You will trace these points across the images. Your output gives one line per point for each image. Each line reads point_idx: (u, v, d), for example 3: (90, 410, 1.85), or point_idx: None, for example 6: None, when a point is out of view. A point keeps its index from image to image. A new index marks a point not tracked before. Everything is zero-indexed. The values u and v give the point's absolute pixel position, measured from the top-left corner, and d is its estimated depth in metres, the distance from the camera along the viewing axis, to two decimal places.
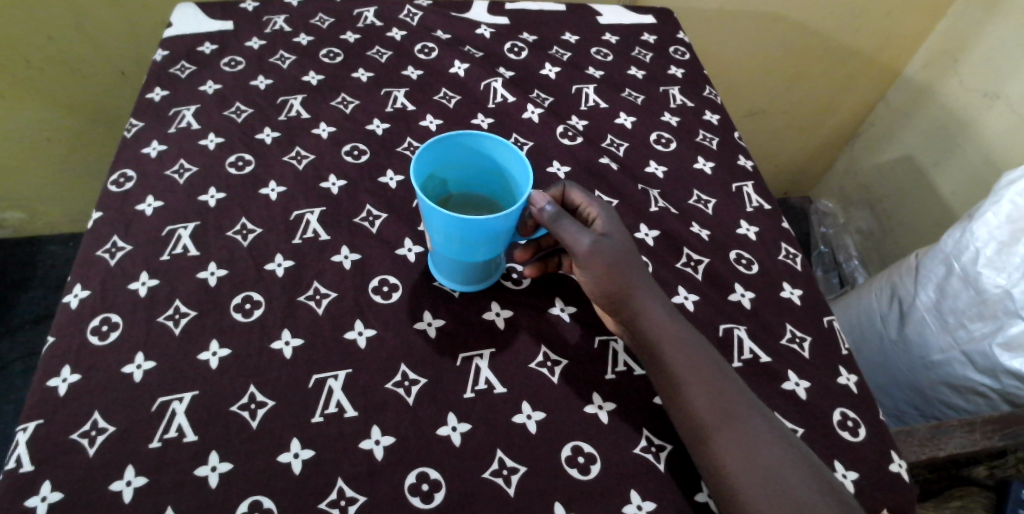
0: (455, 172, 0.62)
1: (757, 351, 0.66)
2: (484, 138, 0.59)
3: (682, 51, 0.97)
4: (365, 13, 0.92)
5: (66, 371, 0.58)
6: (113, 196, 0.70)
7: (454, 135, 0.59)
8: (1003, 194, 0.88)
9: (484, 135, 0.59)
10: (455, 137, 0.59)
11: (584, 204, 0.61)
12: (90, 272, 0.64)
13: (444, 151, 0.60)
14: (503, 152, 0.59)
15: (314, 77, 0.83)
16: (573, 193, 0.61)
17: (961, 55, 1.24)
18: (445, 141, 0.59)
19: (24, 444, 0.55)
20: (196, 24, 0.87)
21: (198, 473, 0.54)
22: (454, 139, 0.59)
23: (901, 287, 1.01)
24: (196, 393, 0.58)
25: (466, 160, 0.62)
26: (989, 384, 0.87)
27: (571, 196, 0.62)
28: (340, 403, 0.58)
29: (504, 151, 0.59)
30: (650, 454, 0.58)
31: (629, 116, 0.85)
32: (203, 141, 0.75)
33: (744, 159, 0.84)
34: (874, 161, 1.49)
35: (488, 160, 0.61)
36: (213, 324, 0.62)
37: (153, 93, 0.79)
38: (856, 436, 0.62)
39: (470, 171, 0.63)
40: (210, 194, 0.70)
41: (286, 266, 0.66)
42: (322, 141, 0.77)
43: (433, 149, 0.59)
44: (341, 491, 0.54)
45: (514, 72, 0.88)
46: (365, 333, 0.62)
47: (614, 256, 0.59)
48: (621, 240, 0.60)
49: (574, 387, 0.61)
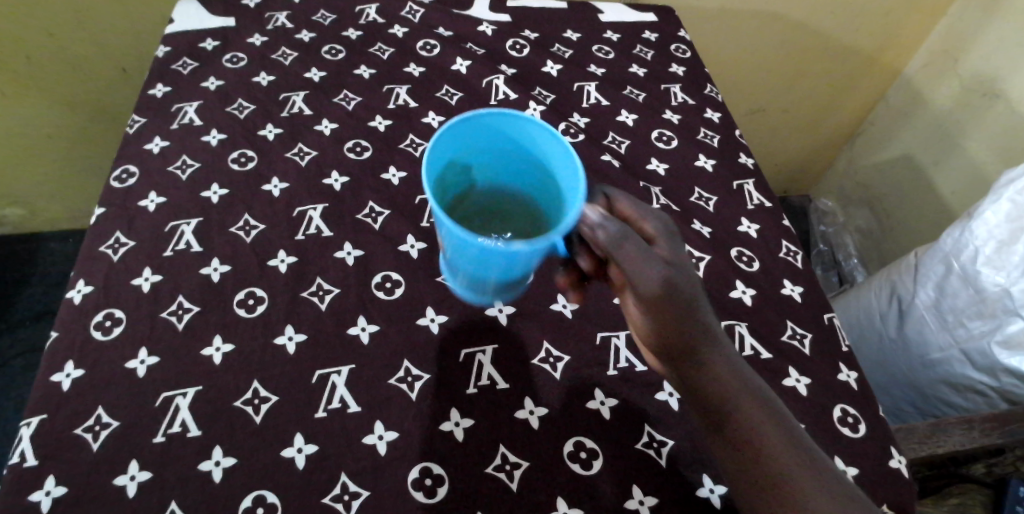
0: (481, 158, 0.58)
1: (758, 348, 0.66)
2: (527, 122, 0.54)
3: (684, 49, 0.97)
4: (366, 10, 0.92)
5: (70, 367, 0.58)
6: (115, 192, 0.70)
7: (491, 115, 0.54)
8: (1002, 193, 0.88)
9: (526, 120, 0.54)
10: (491, 119, 0.55)
11: (640, 220, 0.56)
12: (94, 268, 0.64)
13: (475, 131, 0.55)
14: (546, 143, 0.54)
15: (316, 74, 0.83)
16: (619, 201, 0.57)
17: (960, 54, 1.24)
18: (478, 120, 0.54)
19: (28, 438, 0.55)
20: (197, 20, 0.87)
21: (202, 468, 0.55)
22: (489, 120, 0.55)
23: (900, 286, 1.01)
24: (200, 387, 0.58)
25: (498, 144, 0.57)
26: (987, 382, 0.87)
27: (617, 204, 0.57)
28: (343, 398, 0.59)
29: (547, 143, 0.54)
30: (652, 449, 0.59)
31: (631, 114, 0.85)
32: (206, 138, 0.75)
33: (745, 157, 0.84)
34: (873, 160, 1.50)
35: (525, 147, 0.56)
36: (216, 320, 0.62)
37: (155, 89, 0.79)
38: (857, 433, 0.62)
39: (501, 158, 0.58)
40: (213, 190, 0.71)
41: (289, 262, 0.66)
42: (324, 137, 0.77)
43: (459, 132, 0.54)
44: (344, 486, 0.55)
45: (516, 70, 0.88)
46: (368, 329, 0.63)
47: (679, 287, 0.53)
48: (683, 267, 0.55)
49: (577, 383, 0.62)
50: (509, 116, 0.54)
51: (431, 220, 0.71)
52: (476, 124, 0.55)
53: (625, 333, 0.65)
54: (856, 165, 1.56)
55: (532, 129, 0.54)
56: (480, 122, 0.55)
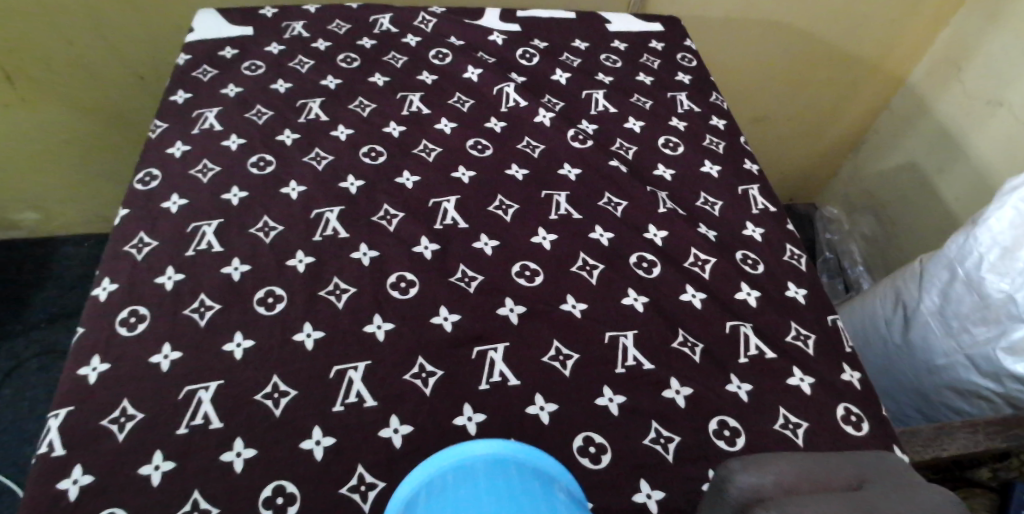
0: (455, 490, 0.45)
1: (762, 347, 0.68)
2: (507, 449, 0.47)
3: (690, 58, 0.99)
4: (381, 20, 0.95)
5: (96, 361, 0.61)
6: (139, 195, 0.72)
7: (459, 454, 0.47)
8: (1006, 200, 0.90)
9: (502, 443, 0.47)
10: (470, 463, 0.46)
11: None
12: (118, 267, 0.66)
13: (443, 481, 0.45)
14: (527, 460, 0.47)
15: (332, 81, 0.86)
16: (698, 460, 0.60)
17: (963, 63, 1.26)
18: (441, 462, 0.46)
19: (56, 429, 0.57)
20: (216, 30, 0.90)
21: (223, 458, 0.57)
22: (457, 466, 0.46)
23: (905, 292, 1.03)
24: (221, 382, 0.60)
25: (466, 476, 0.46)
26: (993, 388, 0.88)
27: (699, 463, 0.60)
28: (359, 393, 0.61)
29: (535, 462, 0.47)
30: (659, 445, 0.60)
31: (638, 121, 0.88)
32: (225, 142, 0.77)
33: (750, 163, 0.86)
34: (879, 169, 1.51)
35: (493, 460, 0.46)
36: (237, 317, 0.64)
37: (176, 95, 0.82)
38: (860, 431, 0.64)
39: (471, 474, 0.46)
40: (233, 193, 0.73)
41: (307, 262, 0.68)
42: (340, 142, 0.79)
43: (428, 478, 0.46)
44: (361, 477, 0.56)
45: (526, 78, 0.91)
46: (384, 327, 0.65)
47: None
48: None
49: (586, 380, 0.63)
50: (485, 458, 0.46)
51: (445, 222, 0.73)
52: (439, 465, 0.47)
53: (632, 333, 0.67)
54: (861, 173, 1.58)
55: (513, 453, 0.47)
56: (451, 469, 0.46)
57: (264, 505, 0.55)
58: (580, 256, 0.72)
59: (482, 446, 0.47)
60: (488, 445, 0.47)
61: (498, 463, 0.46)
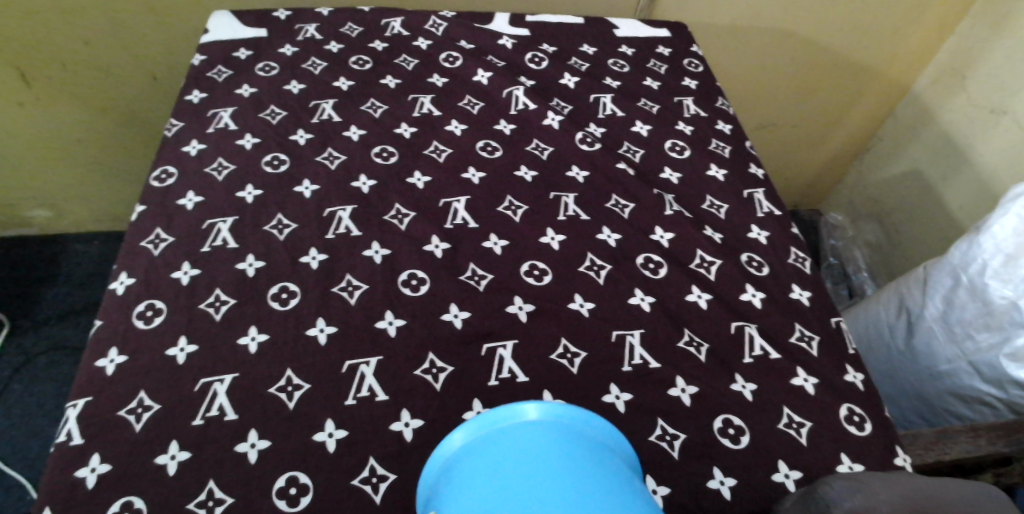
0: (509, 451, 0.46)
1: (767, 348, 0.69)
2: (557, 416, 0.48)
3: (696, 63, 1.01)
4: (392, 24, 0.96)
5: (114, 353, 0.62)
6: (155, 191, 0.74)
7: (512, 419, 0.48)
8: (1010, 207, 0.91)
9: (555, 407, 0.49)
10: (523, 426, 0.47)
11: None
12: (135, 262, 0.68)
13: (498, 444, 0.47)
14: (576, 423, 0.49)
15: (344, 83, 0.87)
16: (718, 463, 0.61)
17: (968, 71, 1.28)
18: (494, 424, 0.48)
19: (75, 419, 0.58)
20: (231, 31, 0.91)
21: (239, 449, 0.58)
22: (511, 432, 0.47)
23: (909, 298, 1.04)
24: (236, 375, 0.61)
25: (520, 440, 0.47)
26: (995, 394, 0.89)
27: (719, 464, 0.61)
28: (372, 387, 0.62)
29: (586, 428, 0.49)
30: (665, 442, 0.61)
31: (645, 125, 0.89)
32: (240, 141, 0.79)
33: (755, 167, 0.87)
34: (882, 176, 1.52)
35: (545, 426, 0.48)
36: (252, 312, 0.65)
37: (192, 95, 0.83)
38: (862, 431, 0.65)
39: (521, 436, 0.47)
40: (248, 191, 0.74)
41: (320, 259, 0.70)
42: (353, 143, 0.81)
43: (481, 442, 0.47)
44: (373, 469, 0.58)
45: (534, 81, 0.92)
46: (395, 323, 0.66)
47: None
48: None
49: (594, 378, 0.65)
50: (538, 423, 0.48)
51: (455, 222, 0.75)
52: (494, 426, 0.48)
53: (639, 332, 0.68)
54: (866, 180, 1.59)
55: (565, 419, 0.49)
56: (505, 433, 0.47)
57: (278, 496, 0.56)
58: (588, 257, 0.73)
59: (533, 410, 0.48)
60: (540, 409, 0.48)
61: (551, 428, 0.47)
